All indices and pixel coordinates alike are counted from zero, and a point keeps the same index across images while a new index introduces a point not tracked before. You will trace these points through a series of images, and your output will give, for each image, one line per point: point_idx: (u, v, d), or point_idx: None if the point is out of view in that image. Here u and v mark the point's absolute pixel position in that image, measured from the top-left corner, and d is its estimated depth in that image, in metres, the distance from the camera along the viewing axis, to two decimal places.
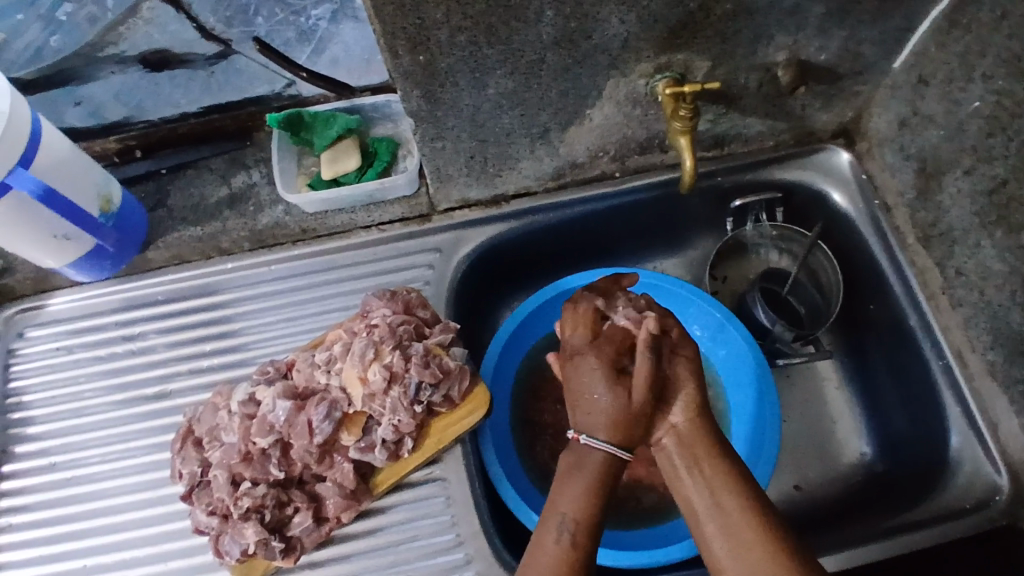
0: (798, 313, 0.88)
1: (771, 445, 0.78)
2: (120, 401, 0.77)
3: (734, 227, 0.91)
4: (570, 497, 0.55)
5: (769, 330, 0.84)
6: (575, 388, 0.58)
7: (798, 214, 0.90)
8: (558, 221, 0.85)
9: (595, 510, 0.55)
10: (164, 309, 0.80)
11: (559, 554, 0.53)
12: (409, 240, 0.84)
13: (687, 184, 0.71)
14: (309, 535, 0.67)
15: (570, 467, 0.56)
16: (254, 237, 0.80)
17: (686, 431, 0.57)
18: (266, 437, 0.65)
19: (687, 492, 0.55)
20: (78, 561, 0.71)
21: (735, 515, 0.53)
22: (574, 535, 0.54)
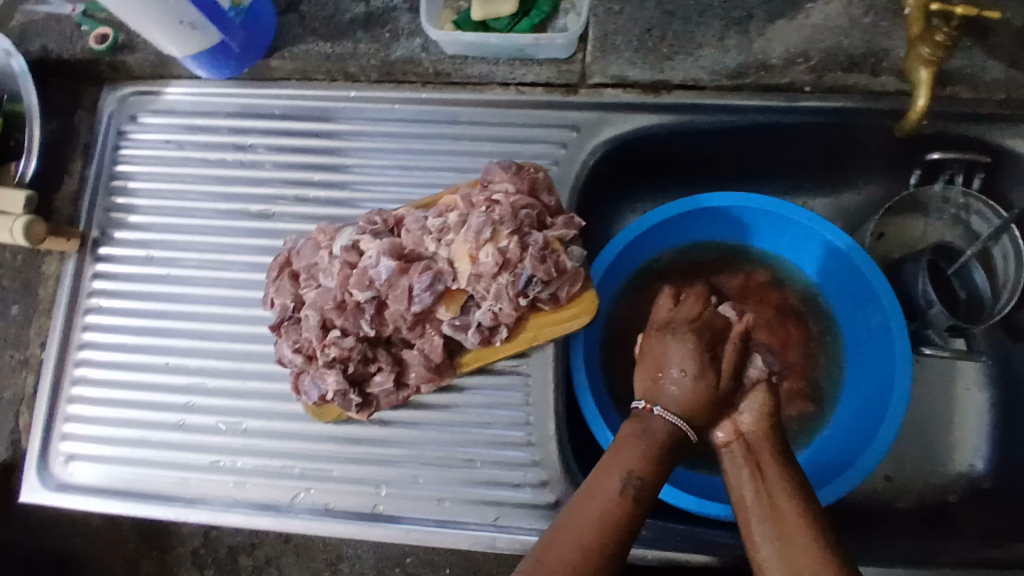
0: (956, 298, 0.75)
1: (891, 418, 0.68)
2: (223, 212, 0.75)
3: (918, 182, 0.77)
4: (637, 455, 0.54)
5: (924, 309, 0.74)
6: (661, 359, 0.59)
7: (1000, 186, 0.74)
8: (717, 127, 0.72)
9: (659, 472, 0.54)
10: (278, 125, 0.75)
11: (618, 507, 0.52)
12: (548, 110, 0.74)
13: (911, 124, 0.62)
14: (387, 396, 0.66)
15: (638, 428, 0.56)
16: (383, 69, 0.72)
17: (750, 433, 0.58)
18: (364, 289, 0.62)
19: (741, 488, 0.55)
20: (161, 357, 0.72)
21: (785, 515, 0.52)
22: (636, 491, 0.53)
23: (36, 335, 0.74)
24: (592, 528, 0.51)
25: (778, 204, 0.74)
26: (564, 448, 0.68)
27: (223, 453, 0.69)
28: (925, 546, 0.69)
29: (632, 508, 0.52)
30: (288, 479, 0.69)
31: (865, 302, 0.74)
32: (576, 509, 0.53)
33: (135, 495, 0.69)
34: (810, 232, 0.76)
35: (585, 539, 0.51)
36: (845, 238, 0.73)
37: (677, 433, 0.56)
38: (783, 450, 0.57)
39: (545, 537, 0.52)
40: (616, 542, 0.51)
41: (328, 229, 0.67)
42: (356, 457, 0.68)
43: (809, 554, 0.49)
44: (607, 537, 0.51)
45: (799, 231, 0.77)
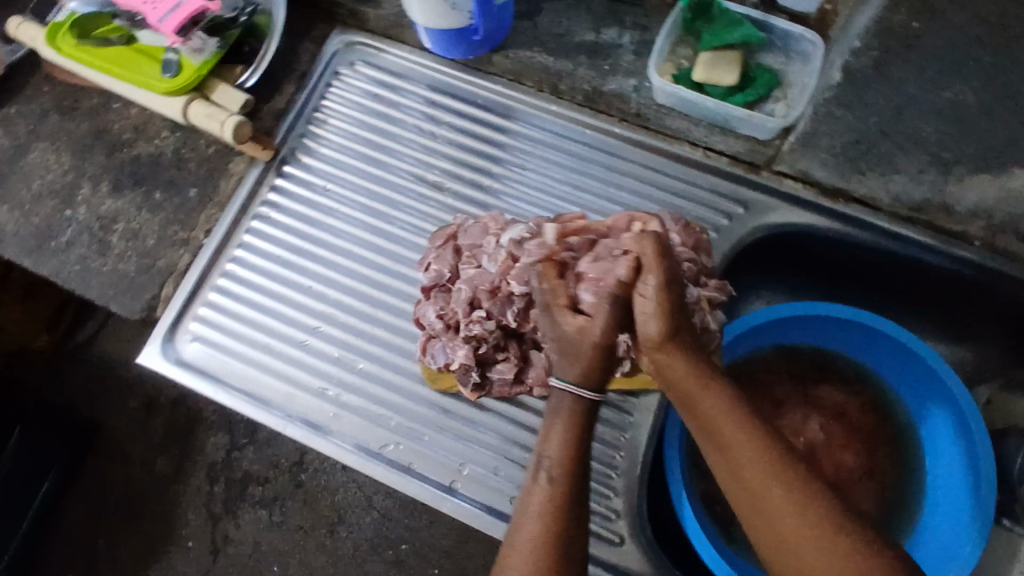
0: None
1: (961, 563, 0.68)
2: (404, 171, 0.81)
3: None
4: (553, 439, 0.56)
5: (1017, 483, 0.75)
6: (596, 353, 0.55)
7: None
8: (879, 248, 0.74)
9: (575, 459, 0.55)
10: (476, 112, 0.82)
11: (546, 494, 0.54)
12: (725, 180, 0.77)
13: None
14: (501, 385, 0.69)
15: (555, 414, 0.57)
16: (590, 95, 0.78)
17: (711, 401, 0.54)
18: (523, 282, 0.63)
19: (735, 473, 0.53)
20: (306, 280, 0.77)
21: (789, 511, 0.50)
22: (563, 487, 0.54)
23: (203, 223, 0.79)
24: (533, 530, 0.53)
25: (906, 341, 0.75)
26: (641, 491, 0.70)
27: (331, 383, 0.73)
28: None
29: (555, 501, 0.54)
30: (381, 428, 0.72)
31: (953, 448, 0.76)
32: (518, 513, 0.55)
33: (240, 393, 0.73)
34: (931, 376, 0.76)
35: (532, 533, 0.53)
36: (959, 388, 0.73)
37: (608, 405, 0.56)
38: (749, 411, 0.54)
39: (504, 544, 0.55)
40: (551, 539, 0.53)
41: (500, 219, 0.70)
42: (448, 431, 0.71)
43: (823, 553, 0.48)
44: (552, 529, 0.53)
45: (917, 368, 0.77)
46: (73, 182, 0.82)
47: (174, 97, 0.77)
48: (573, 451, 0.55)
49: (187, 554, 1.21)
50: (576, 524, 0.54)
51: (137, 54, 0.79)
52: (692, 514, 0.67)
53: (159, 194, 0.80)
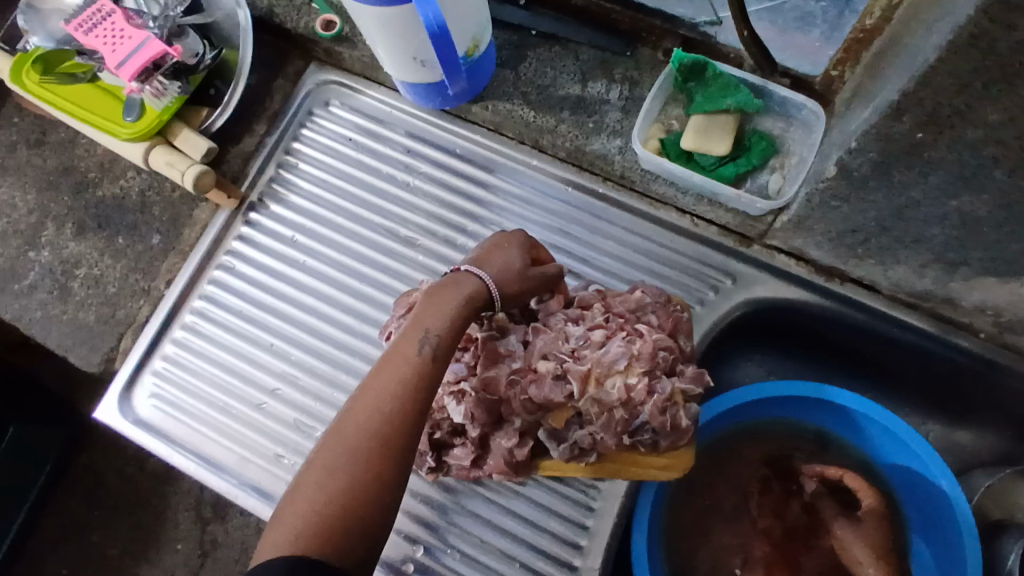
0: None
1: None
2: (372, 224, 0.77)
3: None
4: (374, 390, 0.51)
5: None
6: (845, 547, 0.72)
7: None
8: (872, 328, 0.71)
9: (389, 427, 0.49)
10: (454, 162, 0.77)
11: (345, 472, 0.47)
12: (715, 251, 0.72)
13: None
14: (459, 468, 0.66)
15: (385, 360, 0.52)
16: (573, 153, 0.73)
17: None
18: (497, 370, 0.61)
19: None
20: (268, 337, 0.74)
21: None
22: (366, 452, 0.48)
23: (165, 272, 0.76)
24: (313, 497, 0.46)
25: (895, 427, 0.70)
26: None
27: (288, 449, 0.71)
28: None
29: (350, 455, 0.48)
30: None
31: (945, 528, 0.71)
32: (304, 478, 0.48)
33: (197, 456, 0.72)
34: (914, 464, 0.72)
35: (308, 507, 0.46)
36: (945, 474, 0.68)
37: (437, 363, 0.53)
38: None
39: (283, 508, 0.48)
40: (341, 515, 0.46)
41: (510, 237, 0.62)
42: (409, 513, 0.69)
43: None
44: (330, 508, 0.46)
45: (898, 450, 0.73)
46: (37, 221, 0.79)
47: (136, 143, 0.74)
48: (389, 413, 0.50)
49: (174, 556, 1.15)
50: (381, 497, 0.47)
51: (102, 94, 0.76)
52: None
53: (122, 240, 0.78)
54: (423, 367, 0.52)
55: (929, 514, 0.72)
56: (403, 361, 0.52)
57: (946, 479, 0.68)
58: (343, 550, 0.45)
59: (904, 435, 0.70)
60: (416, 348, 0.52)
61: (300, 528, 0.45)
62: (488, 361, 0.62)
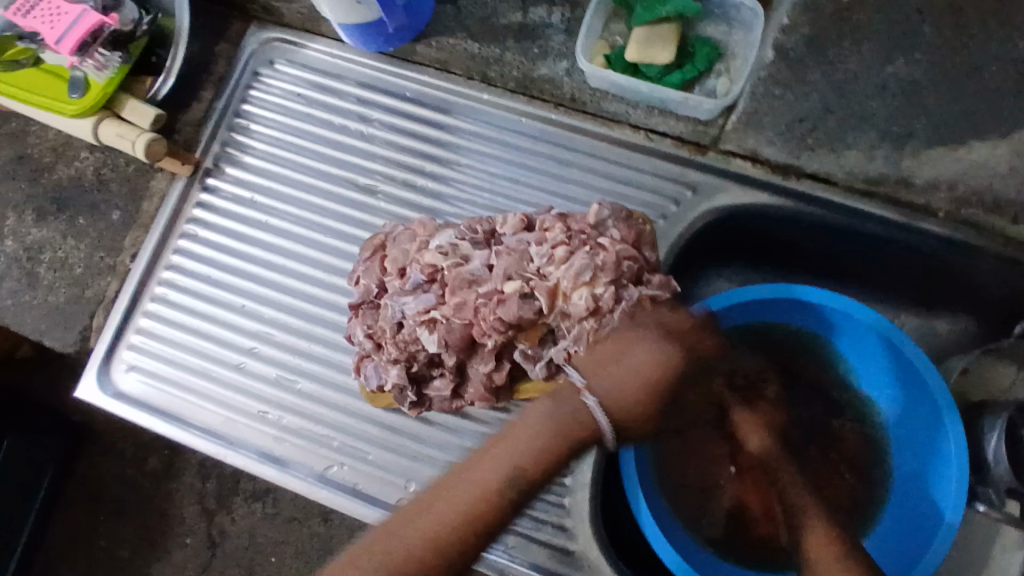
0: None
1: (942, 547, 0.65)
2: (331, 176, 0.77)
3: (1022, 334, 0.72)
4: (512, 443, 0.52)
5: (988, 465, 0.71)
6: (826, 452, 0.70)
7: None
8: (839, 224, 0.69)
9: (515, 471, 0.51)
10: (405, 106, 0.77)
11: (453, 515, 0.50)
12: (671, 163, 0.73)
13: None
14: (440, 400, 0.67)
15: (507, 436, 0.53)
16: (522, 81, 0.73)
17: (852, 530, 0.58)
18: (466, 296, 0.61)
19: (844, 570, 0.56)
20: (238, 299, 0.74)
21: None
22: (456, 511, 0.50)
23: (129, 246, 0.77)
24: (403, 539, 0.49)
25: (874, 323, 0.70)
26: (594, 496, 0.69)
27: (272, 406, 0.72)
28: None
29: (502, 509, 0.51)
30: (325, 448, 0.71)
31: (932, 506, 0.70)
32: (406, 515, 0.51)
33: (184, 421, 0.73)
34: (897, 355, 0.72)
35: (401, 552, 0.49)
36: (925, 364, 0.69)
37: (558, 442, 0.52)
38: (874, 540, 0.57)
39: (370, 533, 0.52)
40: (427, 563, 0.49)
41: None
42: (412, 457, 0.70)
43: None
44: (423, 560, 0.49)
45: (876, 342, 0.74)
46: None
47: (82, 119, 0.74)
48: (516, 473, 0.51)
49: (184, 550, 1.15)
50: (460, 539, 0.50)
51: (47, 75, 0.74)
52: (646, 517, 0.65)
53: (83, 221, 0.77)
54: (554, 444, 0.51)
55: (923, 482, 0.72)
56: (527, 427, 0.52)
57: (958, 460, 0.66)
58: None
59: (882, 329, 0.71)
60: (536, 419, 0.52)
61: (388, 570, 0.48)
62: (455, 287, 0.61)
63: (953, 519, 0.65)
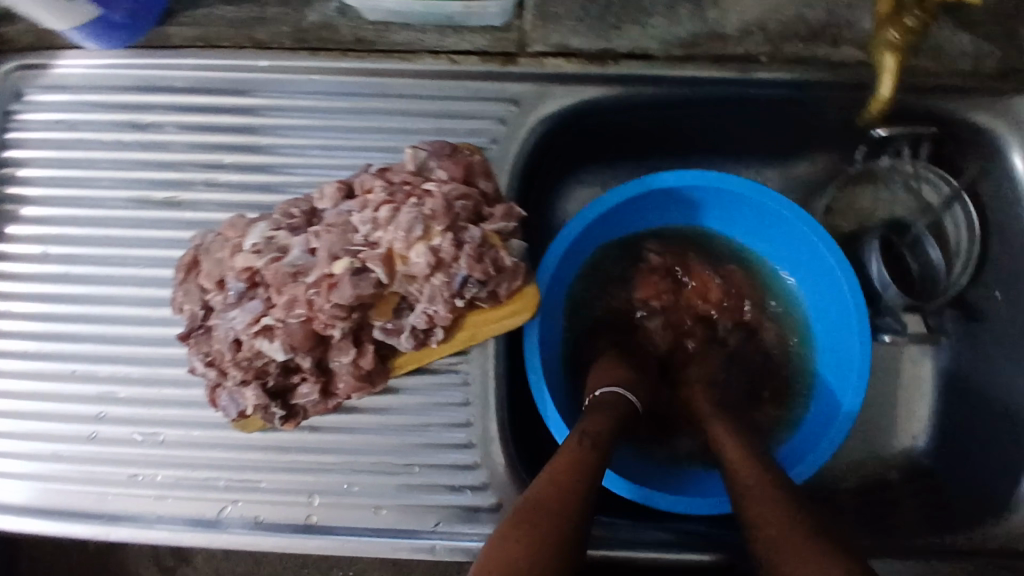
0: (910, 269, 0.74)
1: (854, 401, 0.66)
2: (126, 201, 0.68)
3: (862, 159, 0.73)
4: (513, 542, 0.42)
5: (878, 297, 0.73)
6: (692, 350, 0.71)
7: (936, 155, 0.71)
8: (669, 99, 0.67)
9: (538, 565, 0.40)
10: (182, 99, 0.67)
11: None
12: (485, 82, 0.67)
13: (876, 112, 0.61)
14: (314, 405, 0.61)
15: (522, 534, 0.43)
16: (295, 35, 0.66)
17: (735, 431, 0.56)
18: (294, 291, 0.55)
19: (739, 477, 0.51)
20: (68, 365, 0.66)
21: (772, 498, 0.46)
22: None
23: None
24: None
25: (739, 188, 0.69)
26: (507, 447, 0.65)
27: (140, 466, 0.65)
28: (879, 535, 0.67)
29: (553, 532, 0.42)
30: (213, 491, 0.65)
31: (833, 396, 0.70)
32: None
33: (51, 513, 0.65)
34: (770, 212, 0.71)
35: None
36: (802, 216, 0.68)
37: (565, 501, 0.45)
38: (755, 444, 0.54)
39: None
40: None
41: None
42: (308, 470, 0.65)
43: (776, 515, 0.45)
44: None
45: (744, 206, 0.72)
46: None
47: None
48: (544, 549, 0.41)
49: None
50: None
51: None
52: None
53: None
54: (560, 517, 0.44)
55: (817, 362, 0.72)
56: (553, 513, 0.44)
57: (856, 323, 0.66)
58: None
59: (749, 192, 0.69)
60: (563, 493, 0.46)
61: None
62: (280, 285, 0.55)
63: (852, 406, 0.66)
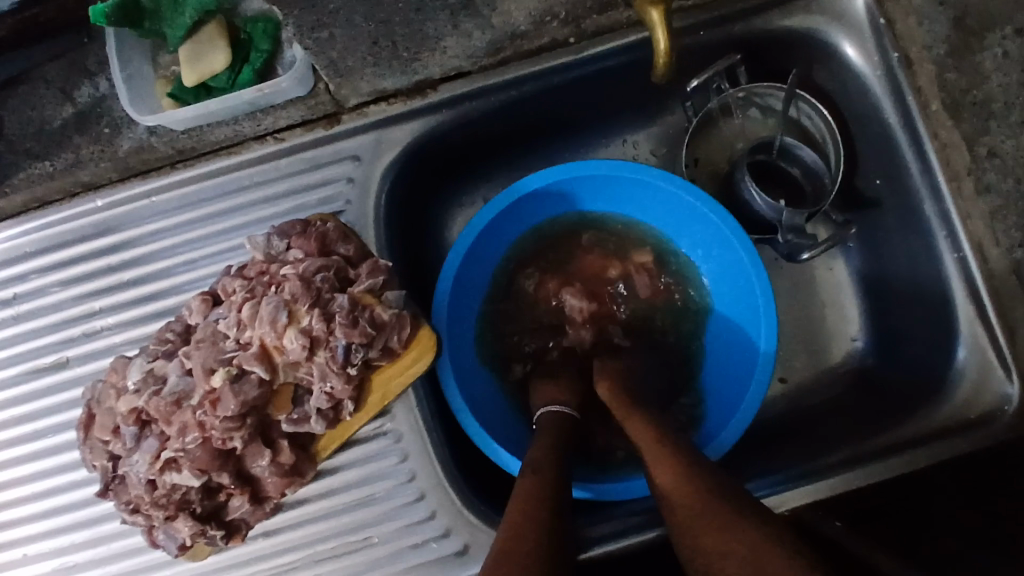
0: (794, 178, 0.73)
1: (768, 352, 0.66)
2: (16, 377, 0.68)
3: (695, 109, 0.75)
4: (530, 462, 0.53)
5: (776, 221, 0.71)
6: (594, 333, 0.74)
7: (767, 66, 0.71)
8: (500, 105, 0.67)
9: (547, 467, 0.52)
10: (39, 262, 0.67)
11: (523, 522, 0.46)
12: (318, 148, 0.67)
13: (663, 74, 0.55)
14: (253, 514, 0.61)
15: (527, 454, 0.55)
16: (119, 165, 0.64)
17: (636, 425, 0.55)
18: (182, 417, 0.55)
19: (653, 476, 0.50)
20: (16, 550, 0.66)
21: (698, 519, 0.44)
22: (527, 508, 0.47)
23: None
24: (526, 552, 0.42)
25: (611, 170, 0.68)
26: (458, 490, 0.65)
27: None
28: (830, 451, 0.66)
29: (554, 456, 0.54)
30: None
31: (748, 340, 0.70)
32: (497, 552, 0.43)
33: None
34: (643, 184, 0.71)
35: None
36: (669, 179, 0.68)
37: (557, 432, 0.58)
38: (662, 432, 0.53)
39: None
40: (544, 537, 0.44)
41: None
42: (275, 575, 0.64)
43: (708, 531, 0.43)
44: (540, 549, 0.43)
45: (620, 184, 0.72)
46: None
47: None
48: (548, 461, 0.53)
49: None
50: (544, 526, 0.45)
51: None
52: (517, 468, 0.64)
53: None
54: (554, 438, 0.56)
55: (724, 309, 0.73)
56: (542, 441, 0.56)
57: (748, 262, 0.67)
58: None
59: (613, 170, 0.69)
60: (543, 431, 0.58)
61: None
62: (168, 416, 0.55)
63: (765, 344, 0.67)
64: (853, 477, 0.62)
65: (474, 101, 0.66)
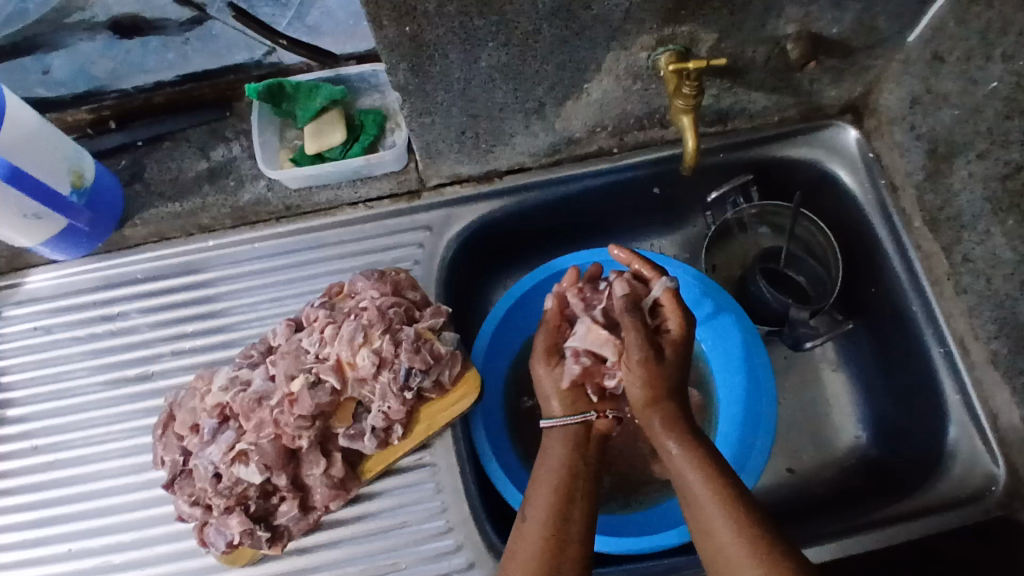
0: (801, 286, 0.84)
1: (760, 455, 0.75)
2: (103, 383, 0.76)
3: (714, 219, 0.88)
4: (551, 478, 0.58)
5: (784, 315, 0.81)
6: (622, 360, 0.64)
7: (776, 189, 0.85)
8: (555, 197, 0.81)
9: (564, 488, 0.58)
10: (145, 287, 0.79)
11: (539, 542, 0.55)
12: (399, 217, 0.80)
13: (690, 166, 0.67)
14: (296, 523, 0.66)
15: (544, 465, 0.60)
16: (235, 213, 0.78)
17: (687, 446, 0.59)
18: (260, 415, 0.63)
19: (689, 489, 0.57)
20: (61, 546, 0.71)
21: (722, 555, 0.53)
22: (548, 527, 0.55)
23: None
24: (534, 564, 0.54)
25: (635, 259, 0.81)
26: (484, 525, 0.70)
27: None
28: (838, 517, 0.72)
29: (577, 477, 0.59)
30: None
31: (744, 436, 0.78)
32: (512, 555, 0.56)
33: None
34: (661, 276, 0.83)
35: None
36: (690, 274, 0.81)
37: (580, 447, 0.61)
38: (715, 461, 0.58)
39: (511, 551, 0.56)
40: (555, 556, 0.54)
41: None
42: None
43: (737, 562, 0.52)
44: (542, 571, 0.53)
45: None
46: None
47: None
48: (570, 481, 0.58)
49: None
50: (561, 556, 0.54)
51: None
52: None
53: None
54: (573, 456, 0.60)
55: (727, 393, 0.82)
56: (563, 451, 0.60)
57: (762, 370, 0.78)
58: (565, 559, 0.54)
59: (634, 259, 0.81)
60: (564, 441, 0.61)
61: (537, 562, 0.54)
62: (249, 414, 0.64)
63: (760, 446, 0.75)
64: (858, 543, 0.68)
65: (532, 191, 0.80)
